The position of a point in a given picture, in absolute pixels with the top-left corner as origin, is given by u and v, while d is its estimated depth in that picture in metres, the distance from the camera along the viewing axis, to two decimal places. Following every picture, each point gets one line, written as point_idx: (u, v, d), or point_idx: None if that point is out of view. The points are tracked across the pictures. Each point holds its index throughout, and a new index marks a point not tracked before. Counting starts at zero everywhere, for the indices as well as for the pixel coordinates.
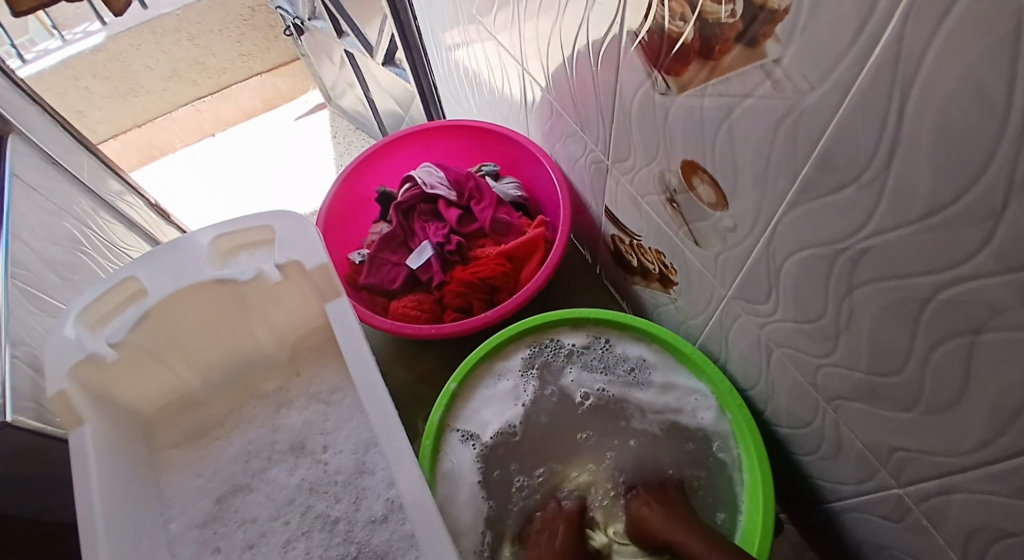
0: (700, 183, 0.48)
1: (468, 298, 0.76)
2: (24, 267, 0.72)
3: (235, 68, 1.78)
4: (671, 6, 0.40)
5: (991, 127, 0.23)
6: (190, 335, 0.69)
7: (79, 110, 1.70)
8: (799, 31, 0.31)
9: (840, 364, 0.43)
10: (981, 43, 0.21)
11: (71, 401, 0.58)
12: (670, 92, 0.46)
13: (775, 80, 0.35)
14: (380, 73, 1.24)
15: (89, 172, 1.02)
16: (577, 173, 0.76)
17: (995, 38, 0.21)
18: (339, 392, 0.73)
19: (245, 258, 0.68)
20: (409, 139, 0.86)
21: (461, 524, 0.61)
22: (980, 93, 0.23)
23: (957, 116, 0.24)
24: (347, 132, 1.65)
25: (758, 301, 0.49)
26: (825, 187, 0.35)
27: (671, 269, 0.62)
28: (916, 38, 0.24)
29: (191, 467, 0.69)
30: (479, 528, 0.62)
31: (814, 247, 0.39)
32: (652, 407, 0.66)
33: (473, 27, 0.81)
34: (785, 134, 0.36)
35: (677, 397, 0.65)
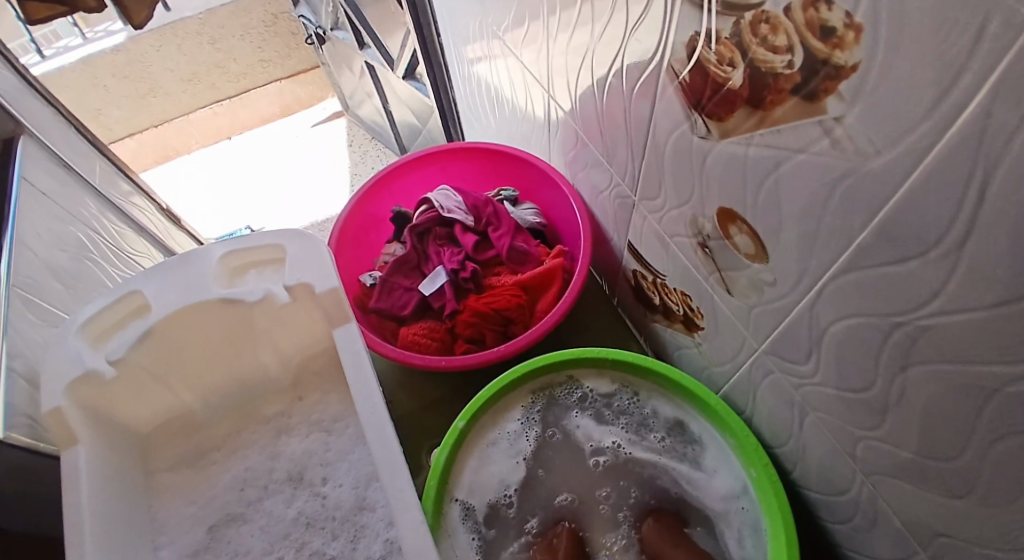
0: (737, 233, 0.45)
1: (481, 328, 0.73)
2: (28, 276, 0.70)
3: (255, 73, 1.78)
4: (719, 49, 0.38)
5: None
6: (194, 356, 0.67)
7: (97, 108, 1.70)
8: (867, 90, 0.28)
9: (886, 440, 0.40)
10: None
11: (67, 420, 0.55)
12: (710, 136, 0.43)
13: (834, 138, 0.32)
14: (400, 85, 1.23)
15: (101, 175, 1.01)
16: (599, 204, 0.73)
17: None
18: (342, 421, 0.70)
19: (254, 277, 0.66)
20: (427, 160, 0.84)
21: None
22: None
23: None
24: (363, 141, 1.63)
25: (795, 362, 0.45)
26: (884, 257, 0.32)
27: (696, 314, 0.59)
28: (1006, 117, 0.22)
29: (187, 492, 0.67)
30: None
31: (866, 316, 0.36)
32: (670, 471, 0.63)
33: (499, 48, 0.79)
34: (842, 196, 0.33)
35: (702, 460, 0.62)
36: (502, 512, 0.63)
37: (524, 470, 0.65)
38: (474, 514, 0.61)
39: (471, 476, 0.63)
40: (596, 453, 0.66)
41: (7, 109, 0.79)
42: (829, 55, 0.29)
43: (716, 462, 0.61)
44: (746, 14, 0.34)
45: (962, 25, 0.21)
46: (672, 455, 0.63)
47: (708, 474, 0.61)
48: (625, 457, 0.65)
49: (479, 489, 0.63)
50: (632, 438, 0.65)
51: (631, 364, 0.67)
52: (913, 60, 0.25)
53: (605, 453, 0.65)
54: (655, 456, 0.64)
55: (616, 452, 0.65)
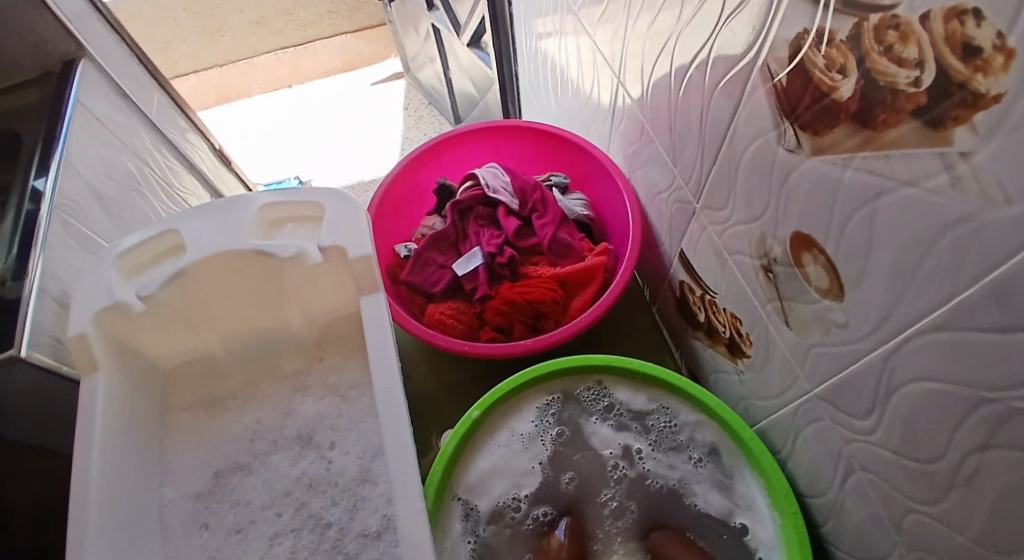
0: (810, 262, 0.41)
1: (510, 318, 0.71)
2: (71, 200, 0.71)
3: (322, 24, 1.77)
4: (829, 54, 0.33)
5: None
6: (222, 302, 0.67)
7: (165, 41, 1.71)
8: (1007, 128, 0.23)
9: (941, 520, 0.35)
10: None
11: (91, 349, 0.56)
12: (799, 151, 0.38)
13: (954, 175, 0.27)
14: (463, 53, 1.19)
15: (159, 108, 1.02)
16: (655, 206, 0.68)
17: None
18: (358, 389, 0.69)
19: (291, 231, 0.65)
20: (481, 134, 0.81)
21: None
22: None
23: None
24: (419, 106, 1.61)
25: (850, 414, 0.41)
26: (990, 321, 0.27)
27: (744, 340, 0.54)
28: None
29: (199, 435, 0.67)
30: None
31: (947, 383, 0.31)
32: (690, 499, 0.59)
33: (572, 24, 0.74)
34: (952, 242, 0.28)
35: (728, 495, 0.58)
36: (504, 516, 0.59)
37: (535, 471, 0.62)
38: (475, 508, 0.59)
39: (481, 470, 0.61)
40: (613, 465, 0.62)
41: (70, 29, 0.79)
42: (967, 78, 0.24)
43: (740, 497, 0.57)
44: (872, 16, 0.29)
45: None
46: (693, 482, 0.60)
47: (732, 510, 0.57)
48: (644, 475, 0.61)
49: (484, 486, 0.60)
50: (656, 458, 0.62)
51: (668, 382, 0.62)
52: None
53: (624, 469, 0.62)
54: (677, 481, 0.60)
55: (636, 468, 0.62)
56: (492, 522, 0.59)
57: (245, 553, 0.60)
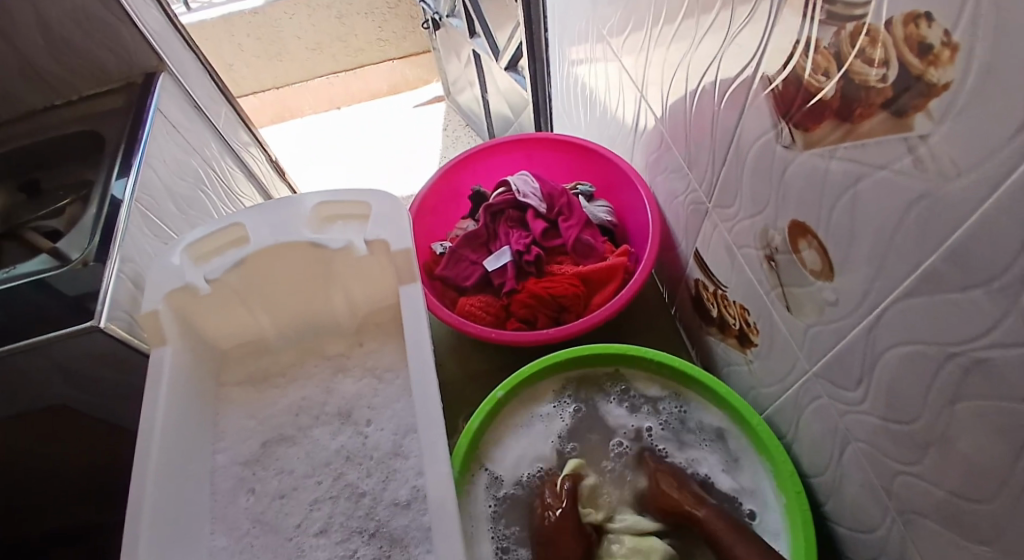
0: (806, 247, 0.45)
1: (535, 311, 0.76)
2: (149, 195, 0.81)
3: (372, 50, 1.91)
4: (816, 59, 0.38)
5: None
6: (275, 288, 0.74)
7: (229, 63, 1.87)
8: (954, 112, 0.28)
9: (923, 477, 0.40)
10: None
11: (159, 322, 0.64)
12: (793, 146, 0.43)
13: (916, 156, 0.32)
14: (501, 77, 1.28)
15: (225, 120, 1.13)
16: (673, 209, 0.73)
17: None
18: (394, 372, 0.75)
19: (340, 227, 0.72)
20: (513, 146, 0.88)
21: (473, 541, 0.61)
22: None
23: None
24: (457, 127, 1.71)
25: (843, 388, 0.46)
26: (951, 284, 0.32)
27: (752, 329, 0.59)
28: None
29: (250, 408, 0.74)
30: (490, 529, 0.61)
31: (919, 344, 0.36)
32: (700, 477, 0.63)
33: (600, 47, 0.80)
34: (917, 216, 0.33)
35: (733, 475, 0.62)
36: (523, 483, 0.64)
37: (551, 447, 0.67)
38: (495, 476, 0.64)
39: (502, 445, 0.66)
40: (625, 445, 0.67)
41: (149, 41, 0.90)
42: (924, 72, 0.29)
43: (745, 476, 0.61)
44: (847, 25, 0.34)
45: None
46: (704, 466, 0.63)
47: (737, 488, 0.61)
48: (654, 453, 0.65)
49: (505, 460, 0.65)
50: (666, 438, 0.66)
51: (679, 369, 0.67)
52: (1005, 81, 0.24)
53: (634, 446, 0.66)
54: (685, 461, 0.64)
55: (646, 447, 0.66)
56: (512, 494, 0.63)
57: (287, 515, 0.65)
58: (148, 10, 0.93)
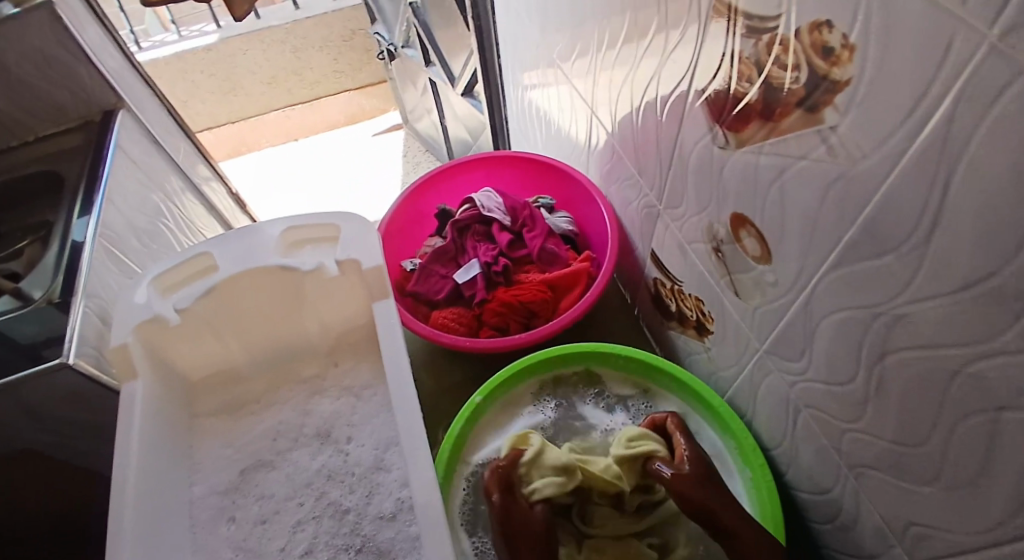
0: (746, 236, 0.51)
1: (506, 318, 0.80)
2: (113, 230, 0.81)
3: (328, 82, 1.96)
4: (739, 69, 0.44)
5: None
6: (246, 314, 0.75)
7: (183, 100, 1.88)
8: (857, 103, 0.33)
9: (867, 431, 0.45)
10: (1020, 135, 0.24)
11: (129, 356, 0.63)
12: (728, 147, 0.49)
13: (829, 145, 0.37)
14: (458, 103, 1.32)
15: (184, 155, 1.13)
16: (628, 215, 0.79)
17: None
18: (371, 389, 0.76)
19: (310, 251, 0.73)
20: (475, 165, 0.92)
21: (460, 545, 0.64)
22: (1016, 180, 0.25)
23: (994, 196, 0.26)
24: (416, 153, 1.74)
25: (791, 360, 0.51)
26: (869, 253, 0.37)
27: (708, 318, 0.64)
28: (965, 120, 0.26)
29: (226, 436, 0.73)
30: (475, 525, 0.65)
31: (850, 310, 0.41)
32: None
33: (551, 70, 0.86)
34: (835, 196, 0.38)
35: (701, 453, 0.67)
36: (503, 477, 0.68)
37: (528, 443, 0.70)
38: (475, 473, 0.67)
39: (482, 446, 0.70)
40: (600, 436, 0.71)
41: (113, 87, 0.91)
42: (828, 72, 0.35)
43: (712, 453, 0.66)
44: (764, 37, 0.39)
45: (933, 43, 0.26)
46: None
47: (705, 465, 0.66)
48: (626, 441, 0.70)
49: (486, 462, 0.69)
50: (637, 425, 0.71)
51: (642, 360, 0.72)
52: (895, 72, 0.30)
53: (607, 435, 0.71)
54: None
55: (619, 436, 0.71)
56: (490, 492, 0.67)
57: (271, 540, 0.65)
58: (106, 49, 0.94)
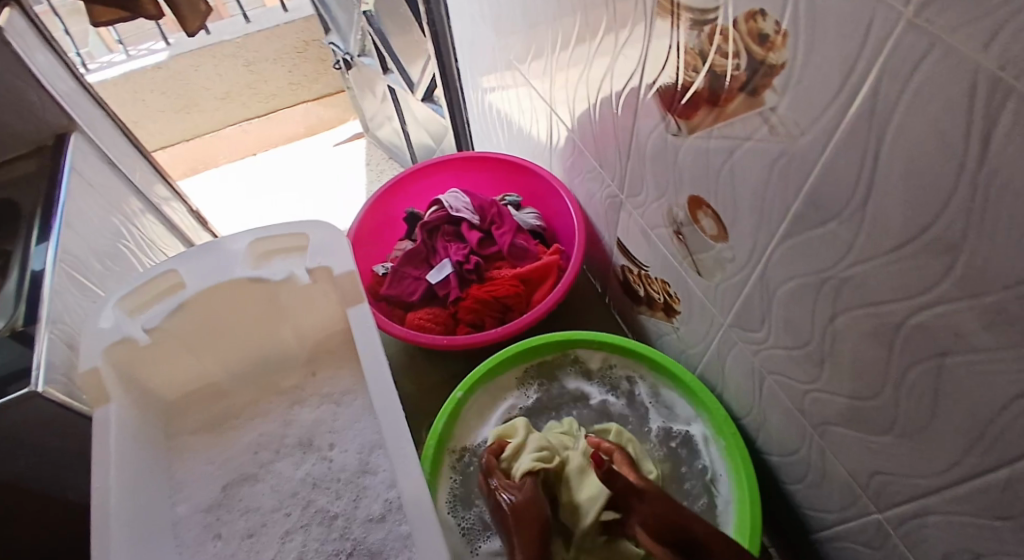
0: (704, 217, 0.54)
1: (481, 314, 0.81)
2: (74, 255, 0.79)
3: (284, 95, 1.93)
4: (685, 59, 0.46)
5: (950, 162, 0.28)
6: (220, 329, 0.74)
7: (134, 120, 1.84)
8: (793, 83, 0.36)
9: (826, 390, 0.48)
10: (941, 98, 0.27)
11: (102, 380, 0.61)
12: (680, 134, 0.52)
13: (771, 125, 0.40)
14: (419, 108, 1.33)
15: (141, 176, 1.10)
16: (593, 207, 0.81)
17: (958, 92, 0.25)
18: (351, 394, 0.76)
19: (279, 261, 0.72)
20: (440, 167, 0.93)
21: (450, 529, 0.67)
22: (941, 138, 0.28)
23: (923, 155, 0.29)
24: (379, 161, 1.74)
25: (753, 330, 0.54)
26: (815, 222, 0.40)
27: (674, 299, 0.67)
28: (891, 89, 0.29)
29: (206, 453, 0.72)
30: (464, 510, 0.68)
31: (802, 277, 0.44)
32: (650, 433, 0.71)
33: (509, 72, 0.87)
34: (779, 172, 0.41)
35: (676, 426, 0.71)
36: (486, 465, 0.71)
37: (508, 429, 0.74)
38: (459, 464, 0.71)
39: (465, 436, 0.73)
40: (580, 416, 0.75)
41: (61, 105, 0.89)
42: (765, 57, 0.37)
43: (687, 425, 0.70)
44: (706, 28, 0.42)
45: (857, 24, 0.29)
46: (653, 428, 0.72)
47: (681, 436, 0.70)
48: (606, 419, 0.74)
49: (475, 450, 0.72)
50: (615, 404, 0.75)
51: (614, 344, 0.75)
52: (824, 53, 0.32)
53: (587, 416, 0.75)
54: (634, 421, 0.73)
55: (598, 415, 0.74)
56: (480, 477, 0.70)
57: (259, 553, 0.64)
58: (55, 72, 0.91)
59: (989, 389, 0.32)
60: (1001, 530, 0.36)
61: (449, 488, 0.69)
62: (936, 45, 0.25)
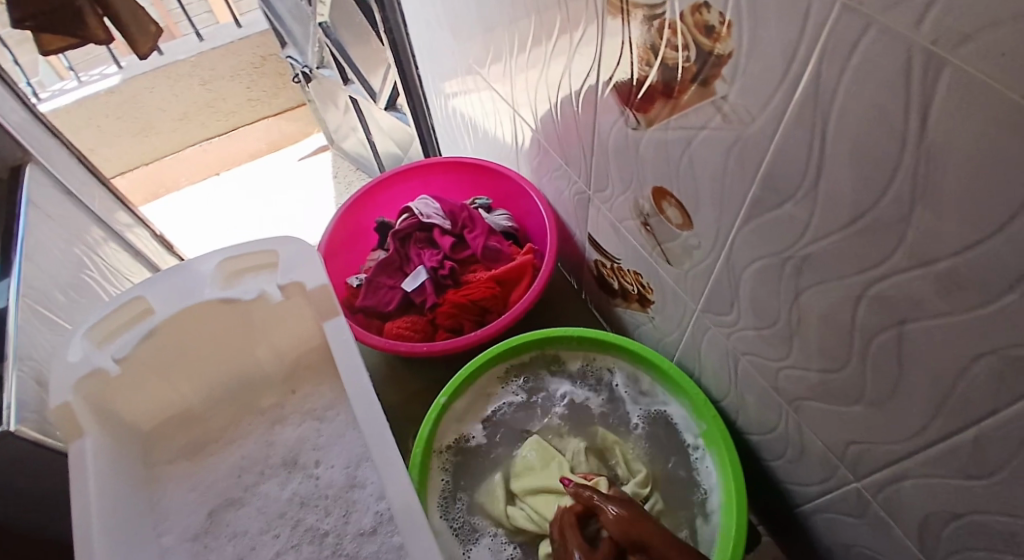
0: (669, 207, 0.55)
1: (459, 319, 0.82)
2: (36, 288, 0.77)
3: (243, 112, 1.90)
4: (638, 54, 0.47)
5: (894, 137, 0.29)
6: (193, 353, 0.73)
7: (90, 147, 1.80)
8: (740, 72, 0.37)
9: (797, 366, 0.49)
10: (882, 75, 0.28)
11: (75, 414, 0.59)
12: (640, 127, 0.53)
13: (724, 113, 0.41)
14: (383, 117, 1.32)
15: (100, 202, 1.07)
16: (562, 204, 0.82)
17: (895, 69, 0.27)
18: (333, 409, 0.76)
19: (250, 280, 0.71)
20: (408, 174, 0.93)
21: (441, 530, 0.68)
22: (883, 115, 0.29)
23: (869, 133, 0.31)
24: (346, 172, 1.72)
25: (724, 314, 0.55)
26: (772, 204, 0.41)
27: (648, 289, 0.68)
28: (832, 70, 0.31)
29: (187, 481, 0.71)
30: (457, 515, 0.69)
31: (765, 258, 0.45)
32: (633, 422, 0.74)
33: (469, 77, 0.88)
34: (735, 158, 0.42)
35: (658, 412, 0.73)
36: (479, 470, 0.73)
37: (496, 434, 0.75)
38: (450, 472, 0.72)
39: (455, 442, 0.74)
40: (566, 411, 0.77)
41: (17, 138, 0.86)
42: (712, 48, 0.39)
43: (670, 412, 0.72)
44: (655, 22, 0.43)
45: (795, 12, 0.31)
46: (634, 418, 0.74)
47: (666, 423, 0.72)
48: (591, 413, 0.76)
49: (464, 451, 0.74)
50: (598, 398, 0.76)
51: (592, 338, 0.76)
52: (767, 41, 0.34)
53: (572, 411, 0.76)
54: (616, 412, 0.75)
55: (582, 410, 0.76)
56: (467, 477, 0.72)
57: None
58: (6, 102, 0.88)
59: (947, 351, 0.34)
60: (970, 486, 0.38)
61: (440, 489, 0.70)
62: (870, 26, 0.27)
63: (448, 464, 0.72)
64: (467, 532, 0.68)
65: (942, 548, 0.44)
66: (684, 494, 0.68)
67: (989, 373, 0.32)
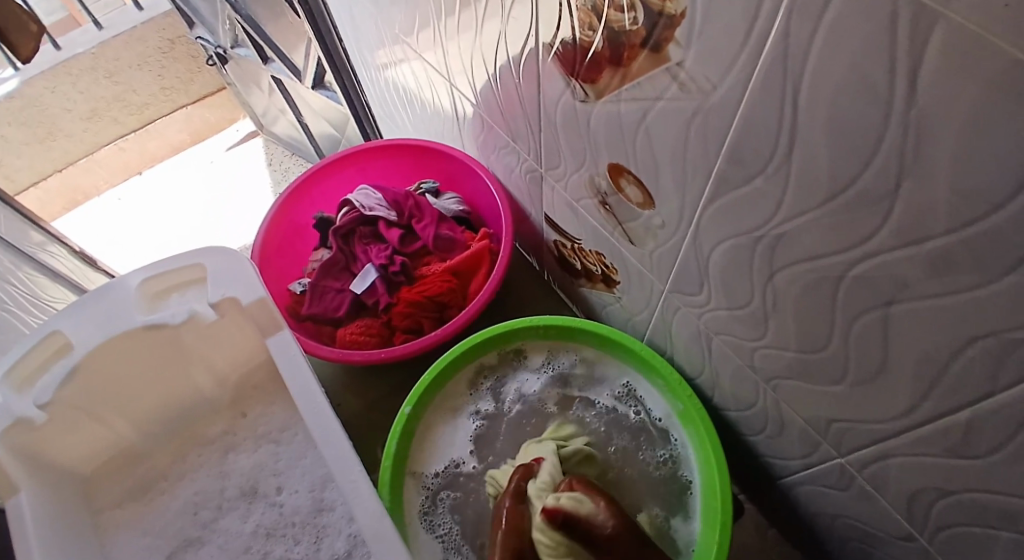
0: (627, 185, 0.50)
1: (417, 317, 0.76)
2: None
3: (158, 103, 1.74)
4: (579, 17, 0.41)
5: (878, 111, 0.25)
6: (124, 389, 0.65)
7: None
8: (696, 33, 0.32)
9: (773, 345, 0.47)
10: (859, 35, 0.23)
11: (4, 472, 0.52)
12: (589, 99, 0.47)
13: (681, 82, 0.36)
14: (312, 97, 1.20)
15: (7, 225, 0.95)
16: (514, 182, 0.76)
17: (877, 25, 0.22)
18: (290, 430, 0.71)
19: (177, 299, 0.63)
20: (344, 162, 0.86)
21: (420, 538, 0.65)
22: (866, 80, 0.25)
23: (848, 106, 0.27)
24: (283, 159, 1.59)
25: (694, 294, 0.52)
26: (738, 179, 0.37)
27: (611, 269, 0.65)
28: (801, 34, 0.26)
29: (139, 525, 0.65)
30: (435, 532, 0.66)
31: (735, 237, 0.42)
32: (610, 412, 0.71)
33: (398, 47, 0.79)
34: (696, 131, 0.38)
35: (633, 398, 0.70)
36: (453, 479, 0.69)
37: (470, 440, 0.71)
38: (426, 490, 0.68)
39: (425, 455, 0.70)
40: (540, 407, 0.73)
41: None
42: (662, 7, 0.33)
43: (646, 396, 0.70)
44: None
45: None
46: (611, 406, 0.71)
47: (643, 408, 0.70)
48: (564, 407, 0.73)
49: (450, 476, 0.69)
50: (570, 390, 0.73)
51: (558, 325, 0.73)
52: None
53: (545, 407, 0.73)
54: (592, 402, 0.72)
55: (556, 404, 0.73)
56: (455, 489, 0.68)
57: None
58: None
59: (939, 332, 0.31)
60: (963, 464, 0.36)
61: (418, 505, 0.67)
62: None
63: (423, 481, 0.68)
64: (444, 526, 0.66)
65: (933, 520, 0.43)
66: (670, 482, 0.66)
67: (984, 356, 0.29)
